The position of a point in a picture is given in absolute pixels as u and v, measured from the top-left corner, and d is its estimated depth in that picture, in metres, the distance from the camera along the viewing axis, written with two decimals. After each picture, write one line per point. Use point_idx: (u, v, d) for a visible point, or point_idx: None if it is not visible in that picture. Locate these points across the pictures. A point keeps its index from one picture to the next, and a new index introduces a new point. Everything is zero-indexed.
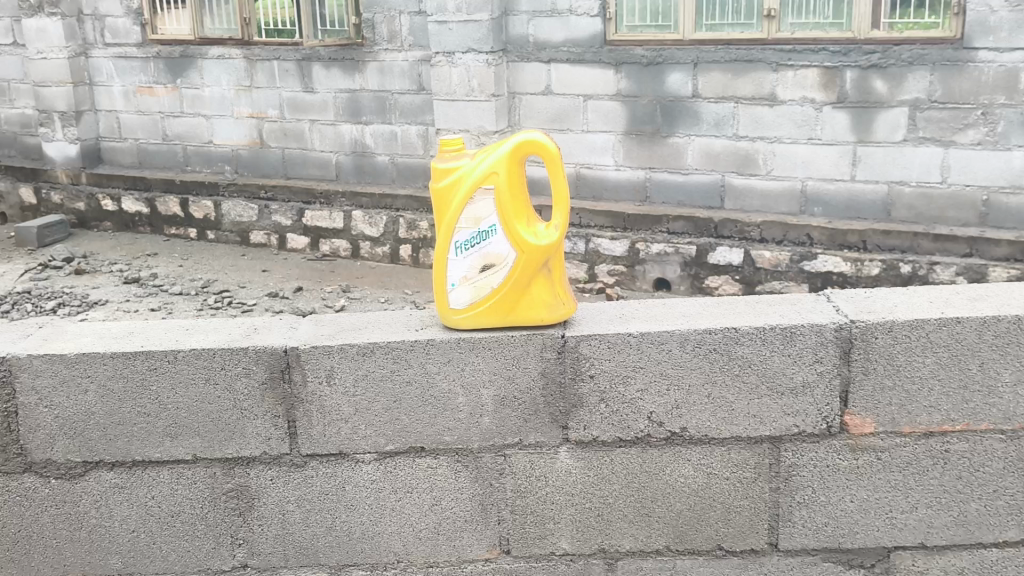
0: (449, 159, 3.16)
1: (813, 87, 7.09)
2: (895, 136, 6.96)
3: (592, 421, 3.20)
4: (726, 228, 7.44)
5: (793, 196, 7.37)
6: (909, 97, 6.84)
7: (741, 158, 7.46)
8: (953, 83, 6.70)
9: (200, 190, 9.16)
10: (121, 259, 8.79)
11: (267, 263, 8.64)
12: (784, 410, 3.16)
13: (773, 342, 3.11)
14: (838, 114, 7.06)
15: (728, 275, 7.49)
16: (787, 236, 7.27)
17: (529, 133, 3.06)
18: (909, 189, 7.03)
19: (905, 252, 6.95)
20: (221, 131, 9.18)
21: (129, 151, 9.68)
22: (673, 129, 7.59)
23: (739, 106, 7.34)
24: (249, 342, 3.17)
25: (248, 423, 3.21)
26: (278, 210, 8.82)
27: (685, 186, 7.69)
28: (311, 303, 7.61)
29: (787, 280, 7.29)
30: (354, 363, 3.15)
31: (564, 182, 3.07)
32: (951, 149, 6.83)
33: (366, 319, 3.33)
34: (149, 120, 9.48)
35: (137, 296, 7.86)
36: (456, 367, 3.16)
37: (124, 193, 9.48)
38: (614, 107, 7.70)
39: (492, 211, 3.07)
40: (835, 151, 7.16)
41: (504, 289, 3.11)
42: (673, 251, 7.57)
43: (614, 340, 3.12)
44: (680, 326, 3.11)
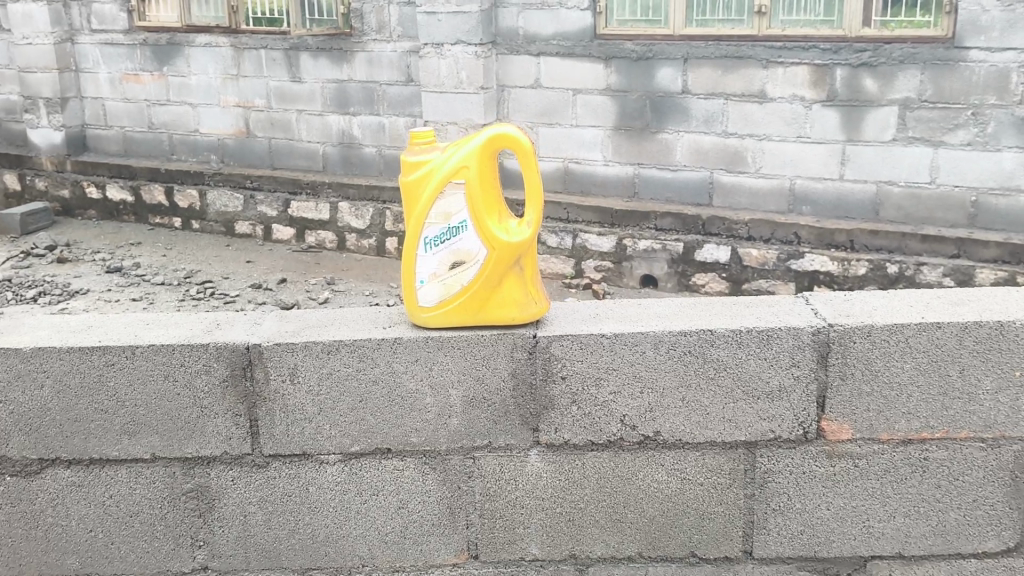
0: (419, 152, 3.05)
1: (803, 84, 7.00)
2: (884, 135, 6.88)
3: (563, 423, 3.11)
4: (714, 225, 7.37)
5: (782, 194, 7.31)
6: (899, 96, 6.76)
7: (730, 155, 7.39)
8: (944, 83, 6.61)
9: (185, 180, 9.05)
10: (102, 248, 8.67)
11: (250, 254, 8.53)
12: (759, 415, 3.08)
13: (750, 345, 3.02)
14: (828, 113, 6.98)
15: (715, 273, 7.38)
16: (774, 234, 7.19)
17: (502, 126, 2.95)
18: (898, 189, 6.96)
19: (892, 252, 6.87)
20: (207, 120, 9.05)
21: (114, 139, 9.55)
22: (663, 125, 7.50)
23: (728, 103, 7.26)
24: (211, 338, 3.08)
25: (208, 422, 3.12)
26: (263, 201, 8.68)
27: (673, 182, 7.62)
28: (293, 296, 7.50)
29: (774, 279, 7.20)
30: (319, 360, 3.05)
31: (538, 178, 2.97)
32: (941, 149, 6.75)
33: (333, 315, 3.24)
34: (135, 108, 9.34)
35: (119, 286, 7.74)
36: (424, 366, 3.06)
37: (108, 181, 9.35)
38: (604, 102, 7.61)
39: (463, 206, 2.97)
40: (824, 149, 7.08)
41: (474, 286, 3.02)
42: (661, 247, 7.46)
43: (586, 341, 3.03)
44: (654, 328, 3.03)
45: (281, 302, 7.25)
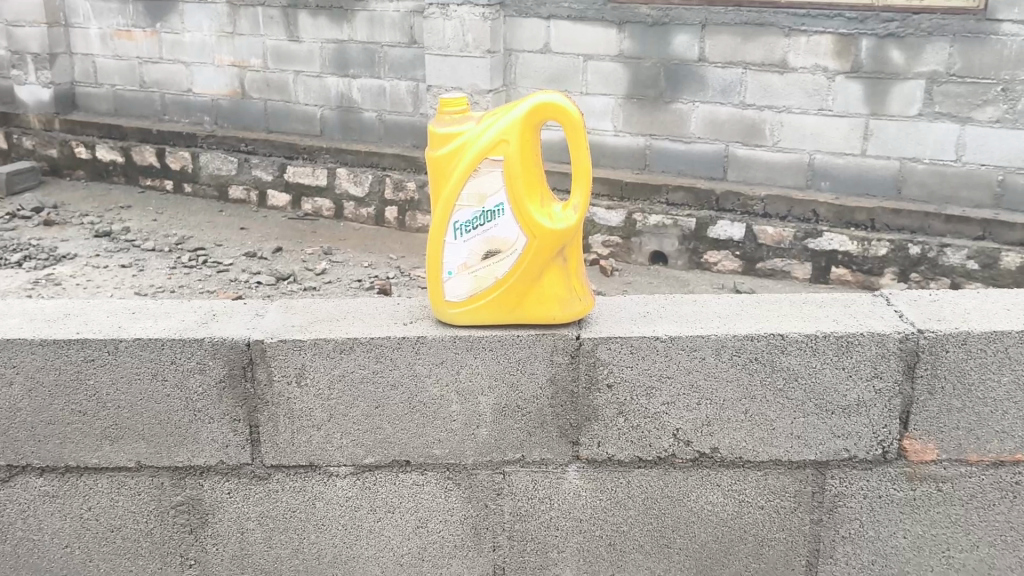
0: (451, 122, 2.63)
1: (827, 54, 6.06)
2: (909, 110, 5.97)
3: (607, 437, 2.73)
4: (728, 201, 6.49)
5: (799, 169, 6.39)
6: (926, 69, 5.86)
7: (746, 128, 6.45)
8: (974, 57, 5.72)
9: (178, 141, 8.57)
10: (91, 212, 8.21)
11: (245, 221, 8.07)
12: (833, 432, 2.70)
13: (827, 353, 2.63)
14: (852, 85, 6.06)
15: (728, 250, 6.54)
16: (792, 211, 6.35)
17: (547, 95, 2.53)
18: (922, 166, 6.05)
19: (915, 233, 6.06)
20: (201, 80, 8.56)
21: (105, 97, 9.05)
22: (676, 94, 6.56)
23: (747, 72, 6.31)
24: (206, 332, 2.66)
25: (201, 428, 2.72)
26: (259, 164, 8.24)
27: (686, 155, 6.68)
28: (288, 266, 7.05)
29: (790, 258, 6.38)
30: (331, 361, 2.65)
31: (587, 158, 2.56)
32: (968, 126, 5.87)
33: (346, 308, 2.84)
34: (126, 66, 8.83)
35: (107, 251, 7.30)
36: (451, 370, 2.67)
37: (98, 141, 8.86)
38: (616, 69, 6.65)
39: (500, 187, 2.56)
40: (847, 124, 6.16)
41: (510, 280, 2.62)
42: (672, 223, 6.61)
43: (638, 344, 2.63)
44: (716, 331, 2.63)
45: (274, 271, 6.75)
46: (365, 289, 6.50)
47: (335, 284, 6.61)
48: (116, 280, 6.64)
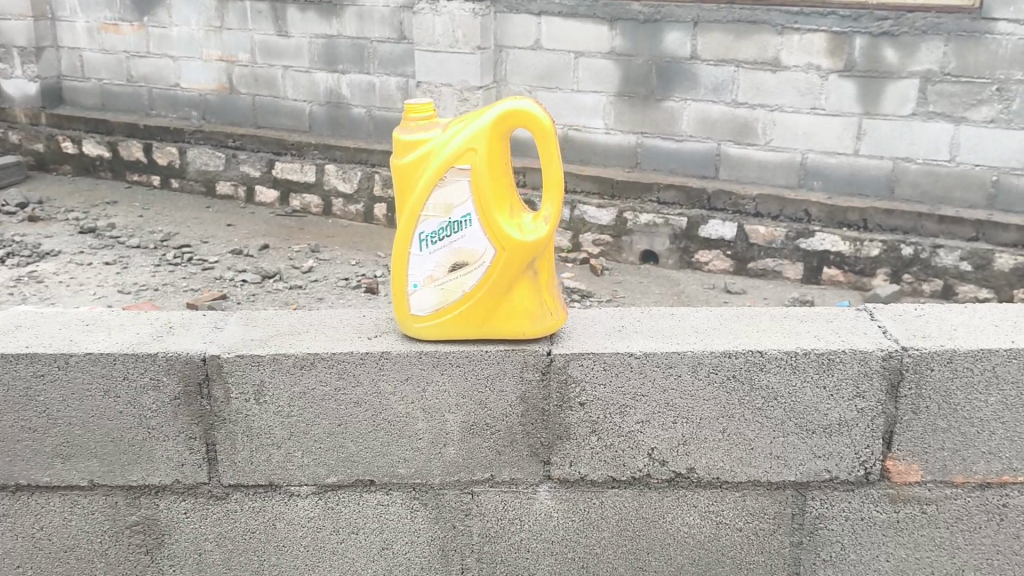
0: (417, 129, 2.51)
1: (821, 53, 5.92)
2: (903, 109, 5.84)
3: (580, 457, 2.62)
4: (720, 199, 6.34)
5: (791, 169, 6.24)
6: (920, 68, 5.73)
7: (738, 126, 6.29)
8: (968, 56, 5.61)
9: (166, 136, 8.17)
10: (76, 208, 7.80)
11: (232, 218, 7.68)
12: (814, 452, 2.60)
13: (807, 371, 2.53)
14: (845, 84, 5.92)
15: (719, 250, 6.41)
16: (783, 210, 6.20)
17: (517, 101, 2.42)
18: (915, 166, 5.93)
19: (908, 233, 5.94)
20: (188, 75, 8.15)
21: (91, 92, 8.61)
22: (668, 92, 6.39)
23: (739, 71, 6.16)
24: (160, 348, 2.56)
25: (156, 446, 2.62)
26: (247, 160, 7.86)
27: (677, 154, 6.52)
28: (275, 264, 6.73)
29: (781, 259, 6.26)
30: (291, 377, 2.55)
31: (558, 167, 2.45)
32: (962, 126, 5.75)
33: (310, 321, 2.73)
34: (113, 60, 8.41)
35: (92, 248, 6.95)
36: (416, 387, 2.56)
37: (85, 136, 8.44)
38: (607, 66, 6.47)
39: (467, 197, 2.45)
40: (839, 123, 6.02)
41: (478, 294, 2.51)
42: (663, 222, 6.46)
43: (611, 361, 2.53)
44: (693, 347, 2.53)
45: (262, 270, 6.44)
46: (353, 287, 6.24)
47: (323, 283, 6.34)
48: (99, 278, 6.33)
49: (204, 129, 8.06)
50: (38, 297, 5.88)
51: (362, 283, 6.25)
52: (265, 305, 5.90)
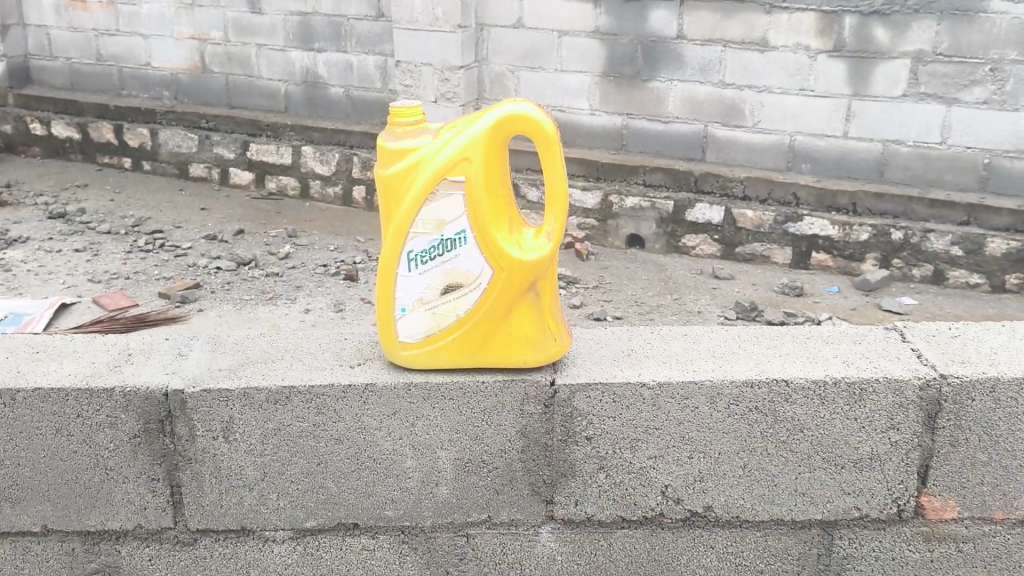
0: (404, 135, 2.23)
1: (809, 33, 5.08)
2: (893, 91, 5.03)
3: (586, 496, 2.39)
4: (707, 181, 5.49)
5: (778, 151, 5.40)
6: (911, 48, 4.92)
7: (725, 108, 5.41)
8: (961, 34, 4.82)
9: (136, 116, 7.37)
10: (44, 191, 7.05)
11: (205, 200, 6.96)
12: (842, 488, 2.37)
13: (837, 403, 2.28)
14: (833, 63, 5.08)
15: (706, 234, 5.56)
16: (772, 194, 5.38)
17: (516, 104, 2.15)
18: (905, 149, 5.14)
19: (897, 217, 5.19)
20: (159, 53, 7.31)
21: (59, 71, 7.73)
22: (653, 72, 5.47)
23: (727, 50, 5.27)
24: (117, 381, 2.29)
25: (115, 489, 2.37)
26: (220, 141, 7.10)
27: (662, 137, 5.61)
28: (250, 251, 6.06)
29: (769, 243, 5.45)
30: (263, 413, 2.29)
31: (563, 177, 2.19)
32: (954, 107, 4.96)
33: (285, 345, 2.48)
34: (81, 39, 7.53)
35: (61, 234, 6.23)
36: (405, 422, 2.32)
37: (54, 117, 7.64)
38: (589, 46, 5.53)
39: (462, 212, 2.18)
40: (829, 105, 5.19)
41: (475, 319, 2.26)
42: (648, 205, 5.60)
43: (621, 393, 2.28)
44: (710, 377, 2.28)
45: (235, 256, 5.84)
46: (331, 274, 5.61)
47: (299, 271, 5.70)
48: (69, 266, 5.72)
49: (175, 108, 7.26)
50: (6, 288, 5.29)
51: (341, 271, 5.59)
52: (240, 293, 5.29)
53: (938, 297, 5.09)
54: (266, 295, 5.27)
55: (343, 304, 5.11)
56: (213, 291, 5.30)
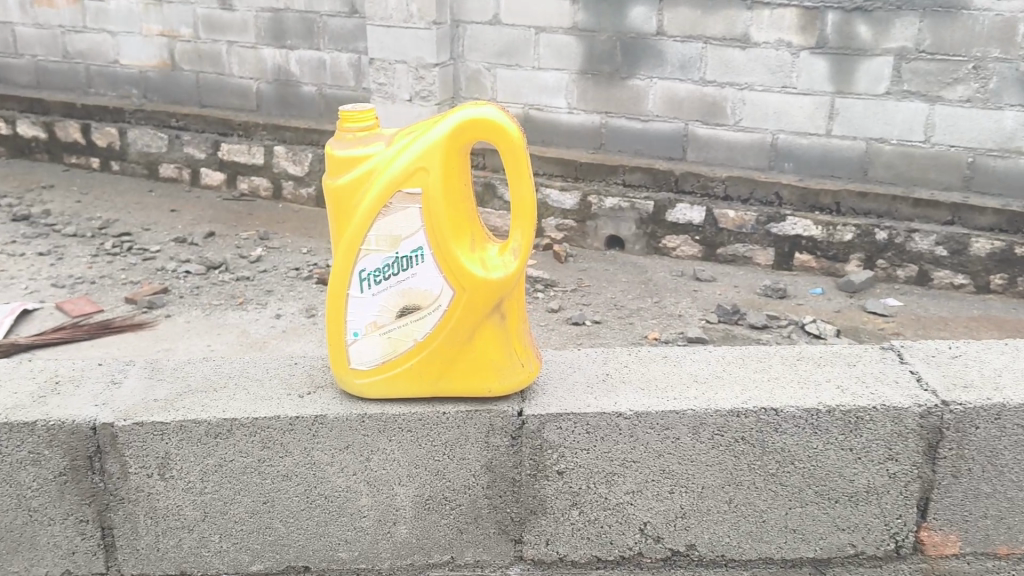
0: (354, 142, 2.02)
1: (791, 29, 4.48)
2: (876, 89, 4.45)
3: (558, 534, 2.20)
4: (688, 181, 4.85)
5: (759, 151, 4.79)
6: (893, 45, 4.36)
7: (706, 106, 4.79)
8: (943, 30, 4.25)
9: (104, 115, 6.35)
10: (6, 193, 6.04)
11: (174, 201, 6.02)
12: (836, 524, 2.19)
13: (831, 432, 2.10)
14: (812, 60, 4.50)
15: (686, 235, 4.92)
16: (754, 194, 4.75)
17: (478, 108, 1.96)
18: (889, 147, 4.54)
19: (880, 217, 4.58)
20: (128, 49, 6.33)
21: (18, 68, 6.68)
22: (631, 70, 4.84)
23: (707, 48, 4.67)
24: (40, 414, 2.07)
25: (40, 532, 2.15)
26: (190, 140, 6.13)
27: (642, 136, 4.98)
28: (220, 254, 5.24)
29: (751, 244, 4.80)
30: (202, 448, 2.08)
31: (530, 189, 2.00)
32: (937, 106, 4.38)
33: (230, 370, 2.26)
34: (43, 33, 6.49)
35: (24, 238, 5.36)
36: (358, 456, 2.11)
37: (18, 115, 6.59)
38: (567, 42, 4.91)
39: (419, 227, 1.98)
40: (810, 103, 4.58)
41: (434, 344, 2.05)
42: (627, 206, 4.95)
43: (595, 423, 2.08)
44: (693, 405, 2.08)
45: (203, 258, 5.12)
46: (302, 279, 4.92)
47: (270, 275, 4.98)
48: (31, 270, 4.92)
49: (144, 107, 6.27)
50: None
51: (313, 274, 4.98)
52: (210, 298, 4.64)
53: (923, 299, 4.47)
54: (238, 300, 4.62)
55: (315, 309, 4.49)
56: (183, 297, 4.65)
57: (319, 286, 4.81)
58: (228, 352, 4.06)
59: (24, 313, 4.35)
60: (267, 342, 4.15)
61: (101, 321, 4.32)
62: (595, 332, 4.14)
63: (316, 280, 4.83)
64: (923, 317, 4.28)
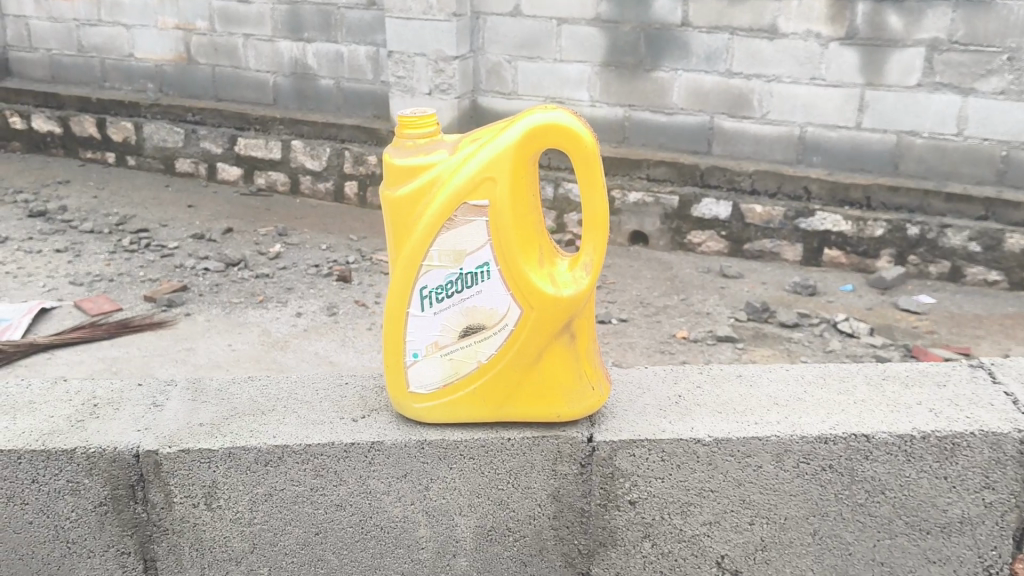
0: (414, 150, 1.88)
1: (820, 20, 4.17)
2: (907, 81, 4.13)
3: (627, 567, 2.06)
4: (714, 175, 4.54)
5: (787, 146, 4.46)
6: (924, 36, 4.04)
7: (732, 98, 4.47)
8: (978, 20, 3.94)
9: (121, 109, 6.21)
10: (21, 188, 5.91)
11: (192, 196, 5.86)
12: (927, 557, 2.04)
13: (924, 459, 1.96)
14: (843, 51, 4.18)
15: (713, 231, 4.61)
16: (782, 188, 4.44)
17: (548, 113, 1.81)
18: (921, 141, 4.22)
19: (912, 212, 4.27)
20: (143, 43, 6.16)
21: (37, 63, 6.55)
22: (655, 61, 4.53)
23: (733, 39, 4.35)
24: (79, 440, 1.94)
25: (79, 564, 2.02)
26: (207, 135, 5.97)
27: (665, 129, 4.65)
28: (239, 250, 5.05)
29: (779, 239, 4.51)
30: (250, 477, 1.94)
31: (603, 200, 1.85)
32: (971, 98, 4.07)
33: (276, 392, 2.12)
34: (61, 28, 6.35)
35: (42, 234, 5.21)
36: (418, 485, 1.97)
37: (34, 110, 6.46)
38: (590, 34, 4.58)
39: (485, 242, 1.84)
40: (840, 96, 4.27)
41: (499, 366, 1.91)
42: (653, 201, 4.65)
43: (671, 450, 1.95)
44: (777, 431, 1.95)
45: (221, 255, 4.94)
46: (322, 276, 4.70)
47: (290, 271, 4.77)
48: (50, 267, 4.75)
49: (161, 101, 6.11)
50: None
51: (332, 271, 4.71)
52: (230, 296, 4.46)
53: (957, 296, 4.17)
54: (257, 298, 4.43)
55: (335, 306, 4.29)
56: (203, 295, 4.46)
57: (339, 283, 4.63)
58: (249, 352, 3.88)
59: (43, 312, 4.20)
60: (289, 341, 3.97)
61: (121, 320, 4.16)
62: (622, 331, 3.89)
63: (336, 277, 4.62)
64: (958, 315, 4.00)
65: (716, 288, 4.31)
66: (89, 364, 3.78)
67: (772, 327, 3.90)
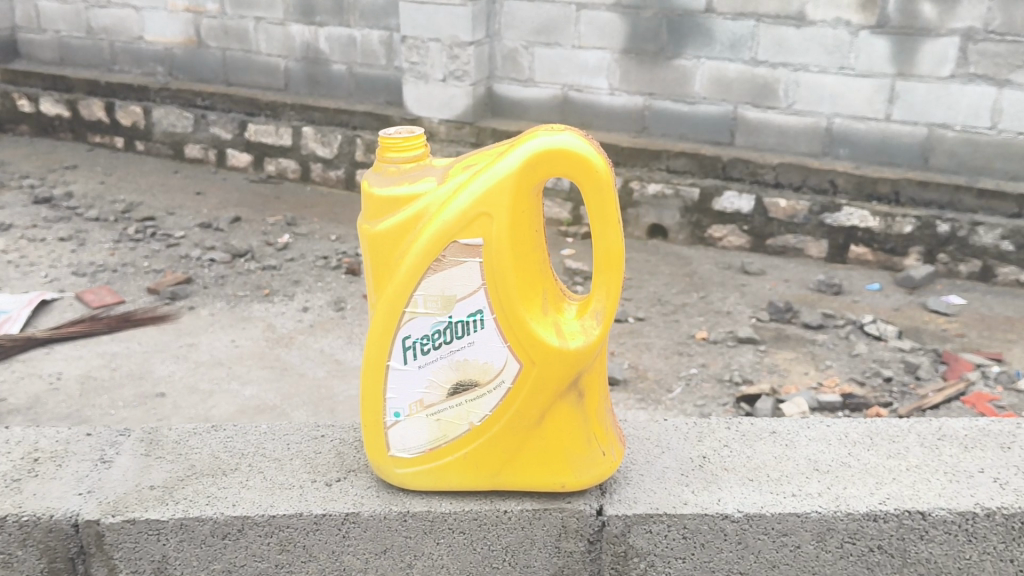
0: (398, 177, 1.61)
1: (850, 7, 3.83)
2: (939, 71, 3.81)
3: None
4: (737, 167, 4.21)
5: (812, 137, 4.14)
6: (959, 24, 3.71)
7: (755, 88, 4.13)
8: (1016, 8, 3.61)
9: (128, 93, 5.94)
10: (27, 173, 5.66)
11: (200, 183, 5.59)
12: None
13: (988, 540, 1.68)
14: (873, 40, 3.85)
15: (734, 225, 4.30)
16: (807, 182, 4.12)
17: (554, 136, 1.52)
18: (952, 134, 3.90)
19: (942, 209, 3.94)
20: (152, 25, 5.87)
21: (46, 44, 6.28)
22: (676, 49, 4.19)
23: (760, 26, 4.00)
24: (9, 508, 1.68)
25: None
26: (217, 121, 5.68)
27: (687, 120, 4.33)
28: (245, 240, 4.76)
29: (804, 236, 4.19)
30: (206, 550, 1.68)
31: (618, 237, 1.57)
32: (1007, 91, 3.75)
33: (243, 446, 1.86)
34: (69, 8, 6.07)
35: (45, 221, 4.94)
36: (399, 562, 1.71)
37: (41, 93, 6.20)
38: (610, 19, 4.24)
39: (478, 287, 1.56)
40: (869, 87, 3.94)
41: (495, 427, 1.64)
42: (672, 194, 4.33)
43: (693, 527, 1.67)
44: (820, 505, 1.67)
45: (226, 244, 4.65)
46: (331, 268, 4.41)
47: (298, 263, 4.48)
48: (52, 256, 4.48)
49: (170, 85, 5.83)
50: None
51: (342, 263, 4.44)
52: (234, 289, 4.17)
53: (989, 297, 3.85)
54: (263, 291, 4.14)
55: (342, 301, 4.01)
56: (207, 286, 4.17)
57: (348, 276, 4.34)
58: (253, 348, 3.61)
59: (42, 304, 3.93)
60: (294, 338, 3.70)
61: (121, 313, 3.88)
62: (638, 331, 3.60)
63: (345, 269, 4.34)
64: (989, 317, 3.68)
65: (739, 286, 3.98)
66: (87, 359, 3.52)
67: (795, 329, 3.59)
